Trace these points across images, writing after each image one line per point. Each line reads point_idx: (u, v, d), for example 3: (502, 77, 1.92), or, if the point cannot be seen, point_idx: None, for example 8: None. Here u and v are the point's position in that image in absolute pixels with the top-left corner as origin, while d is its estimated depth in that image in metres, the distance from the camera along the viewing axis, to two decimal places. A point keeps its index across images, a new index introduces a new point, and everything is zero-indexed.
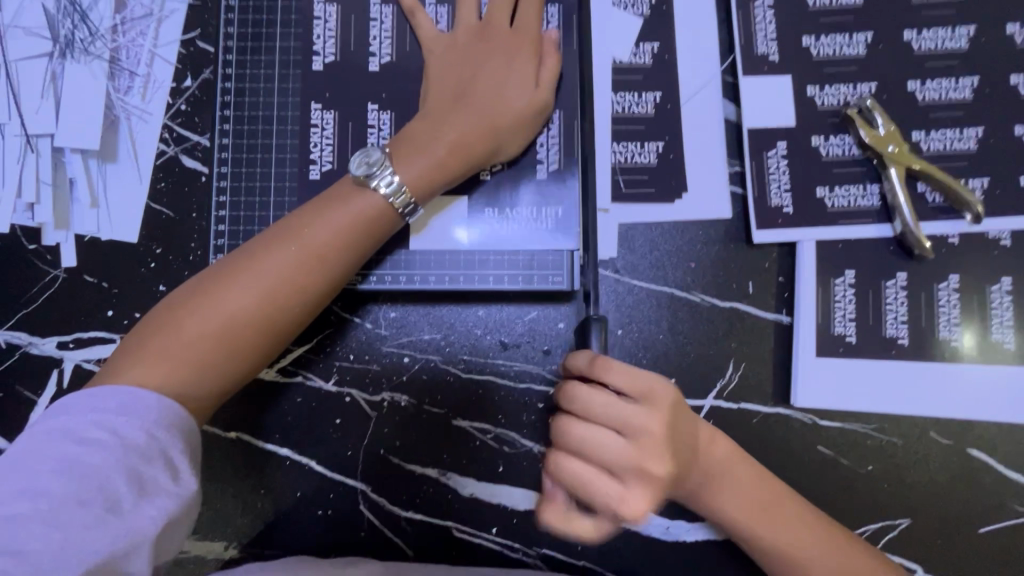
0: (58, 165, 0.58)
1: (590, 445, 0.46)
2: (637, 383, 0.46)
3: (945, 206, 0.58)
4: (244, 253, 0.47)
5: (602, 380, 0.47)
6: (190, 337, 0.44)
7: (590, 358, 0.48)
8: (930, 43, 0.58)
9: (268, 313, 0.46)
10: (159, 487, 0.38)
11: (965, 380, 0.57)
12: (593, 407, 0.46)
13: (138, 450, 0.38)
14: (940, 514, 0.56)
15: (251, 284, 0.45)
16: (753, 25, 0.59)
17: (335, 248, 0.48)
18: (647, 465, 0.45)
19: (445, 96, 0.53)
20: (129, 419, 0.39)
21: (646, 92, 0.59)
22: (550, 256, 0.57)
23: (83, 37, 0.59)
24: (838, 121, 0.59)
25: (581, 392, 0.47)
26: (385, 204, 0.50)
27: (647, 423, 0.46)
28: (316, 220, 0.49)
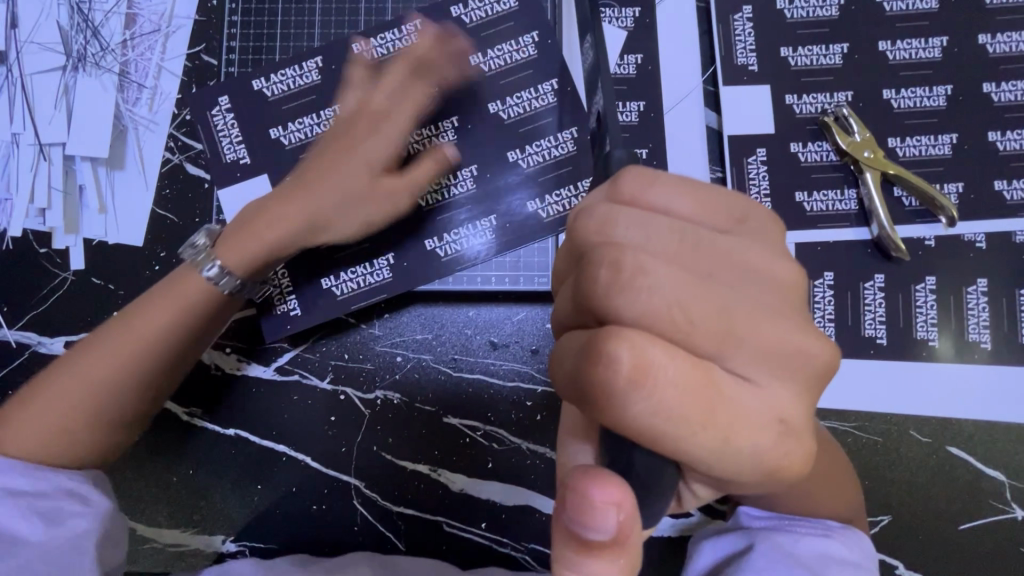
0: (69, 172, 0.61)
1: (686, 295, 0.28)
2: (702, 199, 0.31)
3: (921, 210, 0.59)
4: (101, 331, 0.51)
5: (645, 194, 0.31)
6: (32, 411, 0.48)
7: (608, 184, 0.32)
8: (904, 53, 0.61)
9: (125, 382, 0.49)
10: (75, 512, 0.46)
11: (942, 380, 0.58)
12: (658, 247, 0.29)
13: (16, 488, 0.45)
14: (920, 511, 0.58)
15: (94, 355, 0.49)
16: (733, 37, 0.62)
17: (181, 318, 0.51)
18: (767, 279, 0.30)
19: (330, 142, 0.58)
20: (1, 465, 0.45)
21: (629, 102, 0.62)
22: (536, 258, 0.60)
23: (95, 52, 0.62)
24: (816, 129, 0.61)
25: (631, 217, 0.30)
26: (209, 288, 0.52)
27: (740, 236, 0.31)
28: (253, 228, 0.54)
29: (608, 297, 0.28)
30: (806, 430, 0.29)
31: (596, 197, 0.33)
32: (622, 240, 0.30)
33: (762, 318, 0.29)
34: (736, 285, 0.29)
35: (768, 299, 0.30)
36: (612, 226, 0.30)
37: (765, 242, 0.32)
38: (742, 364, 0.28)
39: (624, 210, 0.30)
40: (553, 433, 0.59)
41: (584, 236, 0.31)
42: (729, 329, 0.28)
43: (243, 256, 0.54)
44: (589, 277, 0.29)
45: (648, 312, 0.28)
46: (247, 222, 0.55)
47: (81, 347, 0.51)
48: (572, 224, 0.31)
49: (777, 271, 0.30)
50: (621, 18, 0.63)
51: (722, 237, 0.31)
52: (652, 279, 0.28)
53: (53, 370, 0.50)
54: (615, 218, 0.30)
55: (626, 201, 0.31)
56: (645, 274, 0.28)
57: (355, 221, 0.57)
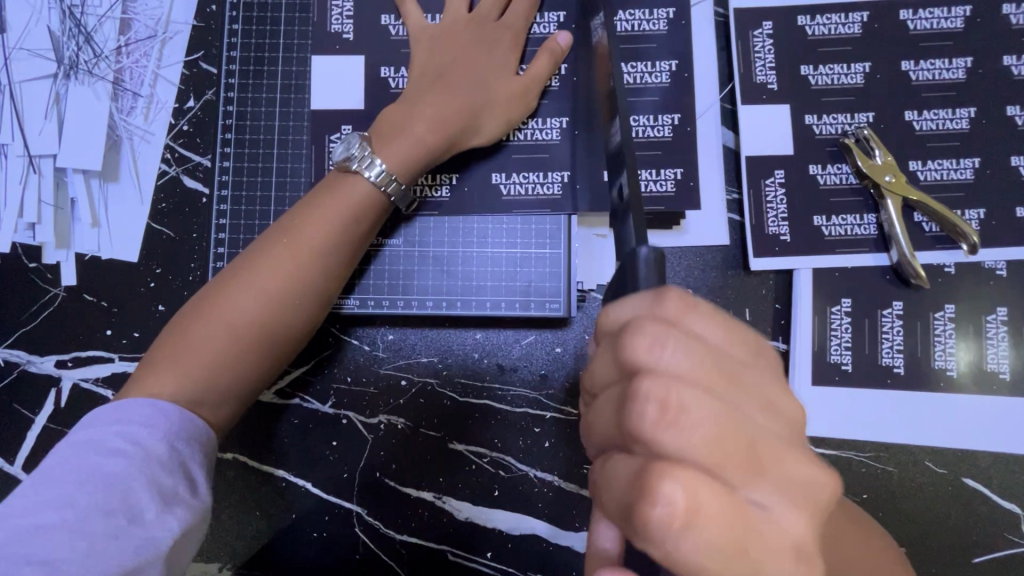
0: (60, 184, 0.59)
1: (722, 429, 0.27)
2: (728, 329, 0.31)
3: (942, 236, 0.58)
4: (248, 255, 0.48)
5: (682, 320, 0.30)
6: (198, 344, 0.44)
7: (651, 295, 0.31)
8: (927, 73, 0.59)
9: (269, 318, 0.46)
10: (180, 497, 0.39)
11: (960, 410, 0.57)
12: (696, 379, 0.29)
13: (160, 462, 0.39)
14: (935, 542, 0.57)
15: (253, 284, 0.46)
16: (753, 54, 0.60)
17: (335, 238, 0.49)
18: (776, 409, 0.30)
19: (454, 45, 0.55)
20: (152, 430, 0.40)
21: (663, 115, 0.59)
22: (548, 283, 0.57)
23: (87, 58, 0.59)
24: (836, 150, 0.59)
25: (676, 346, 0.29)
26: (373, 190, 0.50)
27: (761, 371, 0.31)
28: (407, 127, 0.51)
29: (652, 436, 0.27)
30: (820, 559, 0.28)
31: (637, 309, 0.31)
32: (667, 369, 0.28)
33: (784, 454, 0.28)
34: (756, 417, 0.29)
35: (780, 429, 0.29)
36: (659, 350, 0.29)
37: (774, 373, 0.32)
38: (772, 499, 0.27)
39: (672, 332, 0.29)
40: (562, 461, 0.57)
41: (630, 356, 0.29)
42: (758, 463, 0.27)
43: (402, 167, 0.51)
44: (634, 412, 0.28)
45: (694, 453, 0.27)
46: (395, 126, 0.51)
47: (230, 270, 0.48)
48: (618, 341, 0.30)
49: (792, 407, 0.31)
50: (652, 20, 0.59)
51: (748, 370, 0.30)
52: (692, 414, 0.27)
53: (204, 298, 0.46)
54: (662, 345, 0.29)
55: (670, 316, 0.30)
56: (687, 409, 0.27)
57: (499, 118, 0.54)
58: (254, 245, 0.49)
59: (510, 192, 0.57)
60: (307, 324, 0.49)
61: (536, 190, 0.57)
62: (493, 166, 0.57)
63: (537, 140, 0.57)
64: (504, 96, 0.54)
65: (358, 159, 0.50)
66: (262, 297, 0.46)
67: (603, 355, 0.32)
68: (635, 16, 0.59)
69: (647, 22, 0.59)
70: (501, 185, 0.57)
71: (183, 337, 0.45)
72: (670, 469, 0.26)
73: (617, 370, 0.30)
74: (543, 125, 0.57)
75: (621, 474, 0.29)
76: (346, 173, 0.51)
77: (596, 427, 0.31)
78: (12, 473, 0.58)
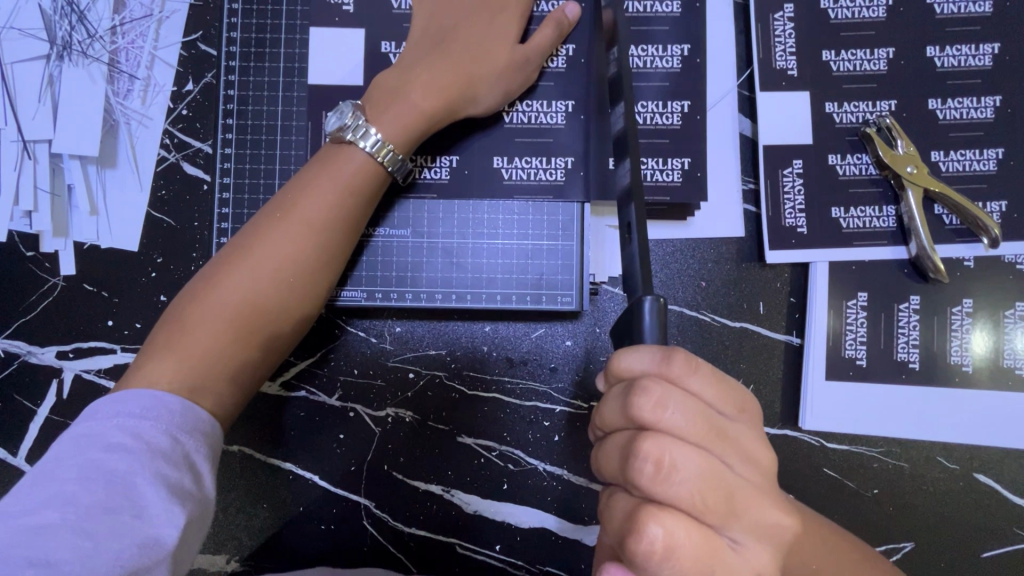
0: (56, 170, 0.57)
1: (707, 480, 0.32)
2: (721, 386, 0.35)
3: (963, 229, 0.56)
4: (243, 236, 0.47)
5: (685, 379, 0.34)
6: (198, 330, 0.43)
7: (660, 356, 0.34)
8: (952, 60, 0.57)
9: (277, 293, 0.45)
10: (186, 491, 0.38)
11: (975, 406, 0.56)
12: (691, 434, 0.33)
13: (164, 455, 0.37)
14: (945, 537, 0.56)
15: (251, 265, 0.45)
16: (773, 38, 0.58)
17: (332, 213, 0.47)
18: (754, 460, 0.35)
19: (458, 12, 0.52)
20: (154, 422, 0.38)
21: (672, 102, 0.56)
22: (560, 276, 0.56)
23: (81, 38, 0.57)
24: (856, 140, 0.57)
25: (677, 404, 0.33)
26: (369, 160, 0.48)
27: (744, 425, 0.35)
28: (403, 95, 0.49)
29: (649, 485, 0.32)
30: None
31: (646, 365, 0.34)
32: (667, 425, 0.33)
33: (755, 501, 0.33)
34: (737, 467, 0.34)
35: (754, 478, 0.34)
36: (661, 410, 0.33)
37: (754, 426, 0.36)
38: (740, 533, 0.33)
39: (674, 393, 0.33)
40: (571, 454, 0.57)
41: (637, 412, 0.33)
42: (733, 507, 0.32)
43: (399, 136, 0.49)
44: (635, 467, 0.32)
45: (681, 500, 0.32)
46: (390, 93, 0.49)
47: (226, 252, 0.46)
48: (626, 398, 0.34)
49: (765, 457, 0.35)
50: (665, 2, 0.57)
51: (734, 426, 0.35)
52: (682, 467, 0.32)
53: (201, 282, 0.45)
54: (665, 402, 0.33)
55: (673, 378, 0.34)
56: (678, 460, 0.32)
57: (499, 86, 0.52)
58: (248, 225, 0.47)
59: (512, 176, 0.56)
60: (308, 304, 0.47)
61: (539, 175, 0.55)
62: (495, 149, 0.56)
63: (541, 123, 0.55)
64: (502, 61, 0.51)
65: (352, 128, 0.48)
66: (261, 277, 0.45)
67: (611, 400, 0.35)
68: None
69: (659, 4, 0.57)
70: (503, 170, 0.56)
71: (181, 324, 0.43)
72: (661, 512, 0.31)
73: (625, 418, 0.34)
74: (548, 108, 0.55)
75: (620, 508, 0.34)
76: (340, 144, 0.49)
77: (602, 465, 0.36)
78: (16, 465, 0.57)
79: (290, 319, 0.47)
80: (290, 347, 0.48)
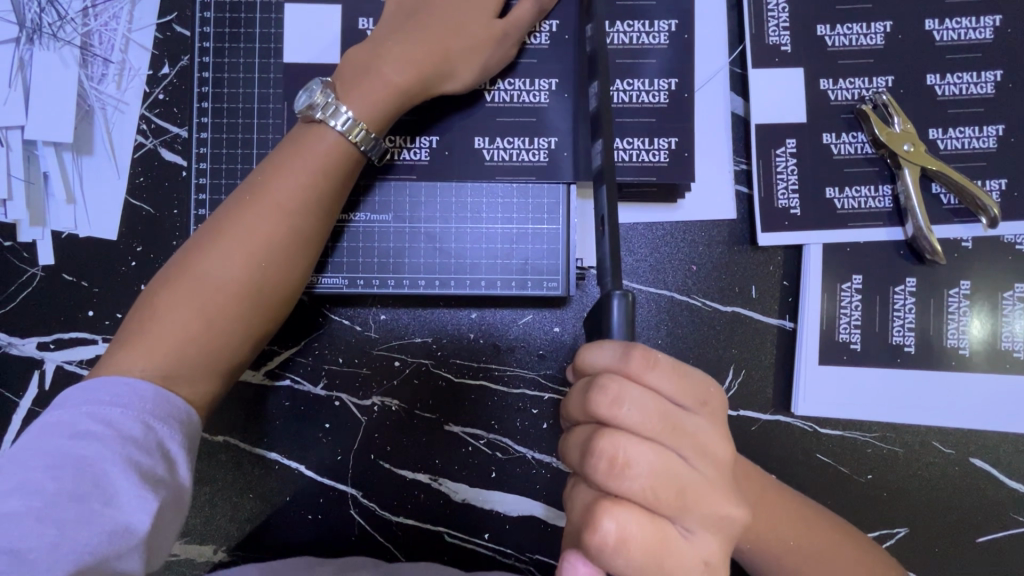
0: (31, 158, 0.56)
1: (660, 476, 0.31)
2: (683, 380, 0.34)
3: (961, 208, 0.55)
4: (216, 221, 0.45)
5: (643, 375, 0.33)
6: (170, 316, 0.42)
7: (619, 351, 0.33)
8: (952, 33, 0.55)
9: (252, 278, 0.44)
10: (159, 478, 0.37)
11: (972, 390, 0.55)
12: (647, 430, 0.32)
13: (136, 442, 0.37)
14: (939, 522, 0.56)
15: (223, 250, 0.44)
16: (766, 12, 0.56)
17: (308, 195, 0.46)
18: (714, 455, 0.33)
19: None
20: (125, 409, 0.38)
21: (660, 79, 0.55)
22: (547, 261, 0.54)
23: (52, 21, 0.55)
24: (851, 118, 0.55)
25: (635, 399, 0.32)
26: (341, 140, 0.46)
27: (705, 420, 0.34)
28: (375, 71, 0.47)
29: (603, 481, 0.32)
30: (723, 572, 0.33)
31: (605, 360, 0.33)
32: (624, 422, 0.32)
33: (710, 495, 0.32)
34: (695, 462, 0.32)
35: (713, 474, 0.33)
36: (617, 406, 0.32)
37: (717, 420, 0.35)
38: (693, 525, 0.32)
39: (631, 389, 0.32)
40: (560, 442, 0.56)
41: (594, 407, 0.33)
42: (687, 501, 0.31)
43: (372, 113, 0.47)
44: (589, 463, 0.32)
45: (636, 496, 0.31)
46: (362, 67, 0.48)
47: (198, 237, 0.45)
48: (584, 394, 0.33)
49: (727, 453, 0.34)
50: None
51: (695, 422, 0.33)
52: (635, 462, 0.31)
53: (173, 268, 0.44)
54: (621, 397, 0.32)
55: (633, 374, 0.33)
56: (633, 456, 0.31)
57: (476, 61, 0.50)
58: (220, 210, 0.46)
59: (494, 157, 0.54)
60: (285, 289, 0.46)
61: (522, 156, 0.54)
62: (477, 129, 0.54)
63: (523, 102, 0.54)
64: (480, 35, 0.50)
65: (322, 107, 0.46)
66: (235, 261, 0.44)
67: (574, 395, 0.35)
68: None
69: None
70: (484, 150, 0.54)
71: (153, 310, 0.42)
72: (615, 506, 0.31)
73: (584, 413, 0.34)
74: (531, 87, 0.54)
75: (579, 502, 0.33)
76: (311, 124, 0.47)
77: (565, 459, 0.35)
78: None
79: (267, 305, 0.46)
80: (269, 334, 0.47)
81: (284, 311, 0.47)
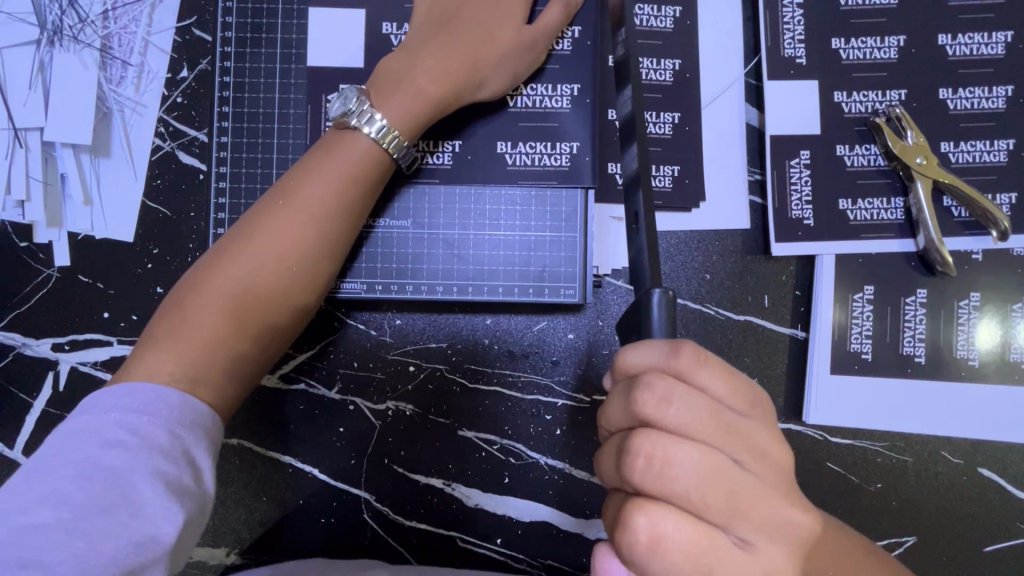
0: (49, 159, 0.56)
1: (707, 477, 0.31)
2: (732, 380, 0.33)
3: (971, 221, 0.56)
4: (246, 223, 0.46)
5: (693, 372, 0.33)
6: (198, 318, 0.42)
7: (668, 347, 0.33)
8: (965, 48, 0.56)
9: (280, 282, 0.45)
10: (185, 487, 0.37)
11: (981, 400, 0.56)
12: (695, 430, 0.32)
13: (163, 452, 0.37)
14: (947, 532, 0.56)
15: (253, 253, 0.44)
16: (781, 25, 0.56)
17: (336, 201, 0.46)
18: (769, 456, 0.33)
19: None
20: (151, 418, 0.38)
21: (665, 112, 0.56)
22: (563, 268, 0.55)
23: (72, 23, 0.56)
24: (865, 130, 0.56)
25: (682, 402, 0.32)
26: (374, 147, 0.47)
27: (755, 422, 0.33)
28: (408, 81, 0.48)
29: (643, 480, 0.31)
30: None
31: (652, 359, 0.33)
32: (672, 422, 0.32)
33: (773, 516, 0.31)
34: (743, 461, 0.32)
35: (769, 476, 0.32)
36: (667, 405, 0.32)
37: (767, 421, 0.34)
38: (751, 533, 0.31)
39: (678, 388, 0.32)
40: (572, 448, 0.56)
41: (641, 408, 0.32)
42: (740, 506, 0.31)
43: (405, 121, 0.48)
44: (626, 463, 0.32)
45: (679, 496, 0.31)
46: (396, 76, 0.48)
47: (227, 239, 0.46)
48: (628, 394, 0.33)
49: (780, 454, 0.33)
50: (660, 17, 0.56)
51: (747, 423, 0.33)
52: (682, 462, 0.31)
53: (201, 269, 0.44)
54: (669, 401, 0.32)
55: (679, 371, 0.33)
56: (679, 455, 0.31)
57: (506, 72, 0.51)
58: (250, 212, 0.47)
59: (515, 162, 0.55)
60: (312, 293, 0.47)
61: (544, 160, 0.54)
62: (498, 134, 0.54)
63: (546, 107, 0.54)
64: (510, 43, 0.50)
65: (357, 114, 0.47)
66: (264, 265, 0.44)
67: (615, 399, 0.35)
68: (644, 10, 0.56)
69: (655, 18, 0.56)
70: (506, 155, 0.55)
71: (181, 313, 0.43)
72: (648, 504, 0.31)
73: (628, 417, 0.34)
74: (553, 92, 0.54)
75: (642, 530, 0.31)
76: (343, 131, 0.47)
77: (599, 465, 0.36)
78: (14, 458, 0.57)
79: (295, 310, 0.46)
80: (290, 337, 0.48)
81: (307, 315, 0.48)
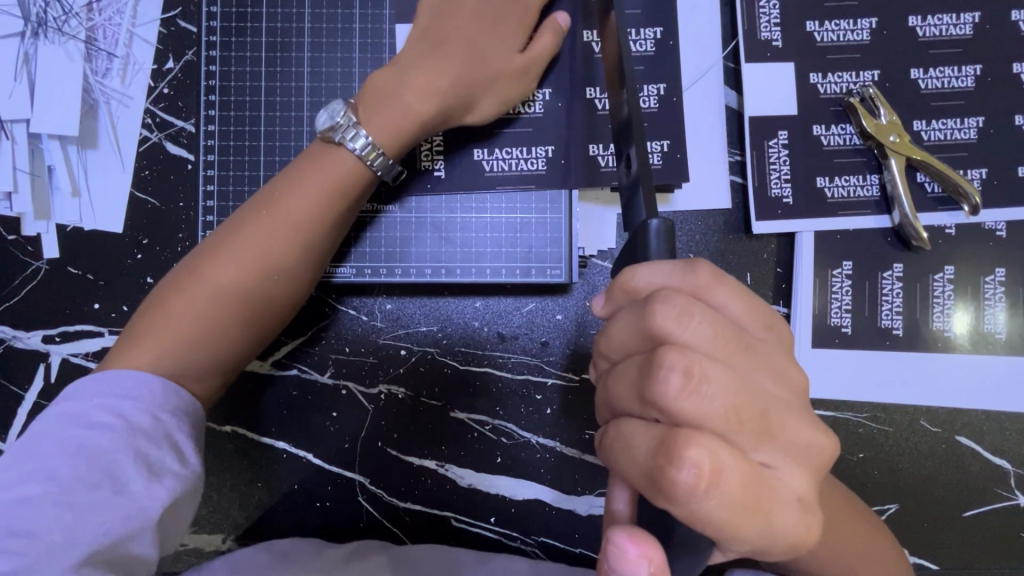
0: (35, 152, 0.56)
1: (739, 398, 0.28)
2: (749, 304, 0.31)
3: (944, 197, 0.57)
4: (231, 224, 0.47)
5: (707, 291, 0.31)
6: (179, 317, 0.43)
7: (680, 269, 0.31)
8: (934, 29, 0.57)
9: (262, 285, 0.46)
10: (168, 467, 0.37)
11: (956, 371, 0.57)
12: (716, 351, 0.29)
13: (146, 434, 0.37)
14: (927, 499, 0.58)
15: (238, 255, 0.45)
16: (757, 9, 0.58)
17: (316, 204, 0.47)
18: (787, 378, 0.31)
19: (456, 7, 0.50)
20: (136, 402, 0.38)
21: (649, 83, 0.57)
22: (550, 249, 0.56)
23: (56, 15, 0.56)
24: (840, 110, 0.58)
25: (703, 326, 0.29)
26: (359, 165, 0.48)
27: (771, 347, 0.31)
28: (396, 98, 0.49)
29: (674, 401, 0.28)
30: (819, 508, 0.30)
31: (664, 279, 0.31)
32: (688, 341, 0.29)
33: (802, 440, 0.29)
34: (746, 325, 0.31)
35: (787, 397, 0.30)
36: (684, 323, 0.29)
37: (782, 345, 0.32)
38: (774, 455, 0.29)
39: (698, 305, 0.30)
40: (563, 426, 0.58)
41: (656, 322, 0.29)
42: (775, 454, 0.29)
43: (391, 140, 0.49)
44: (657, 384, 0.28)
45: (713, 418, 0.28)
46: (385, 93, 0.49)
47: (212, 240, 0.47)
48: (645, 308, 0.30)
49: (793, 376, 0.31)
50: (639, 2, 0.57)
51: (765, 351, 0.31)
52: (717, 384, 0.28)
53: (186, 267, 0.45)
54: (690, 320, 0.29)
55: (695, 292, 0.31)
56: (711, 379, 0.28)
57: (494, 97, 0.51)
58: (236, 213, 0.48)
59: (493, 168, 0.55)
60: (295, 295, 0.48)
61: (521, 165, 0.55)
62: (474, 140, 0.55)
63: (520, 113, 0.55)
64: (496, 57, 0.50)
65: (342, 130, 0.48)
66: (243, 269, 0.45)
67: (623, 325, 0.31)
68: None
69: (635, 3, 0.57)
70: (484, 162, 0.55)
71: (162, 311, 0.44)
72: (690, 434, 0.27)
73: (647, 339, 0.30)
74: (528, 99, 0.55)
75: (692, 463, 0.27)
76: (330, 144, 0.48)
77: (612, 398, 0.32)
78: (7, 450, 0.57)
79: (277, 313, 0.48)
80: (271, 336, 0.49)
81: (287, 316, 0.49)
